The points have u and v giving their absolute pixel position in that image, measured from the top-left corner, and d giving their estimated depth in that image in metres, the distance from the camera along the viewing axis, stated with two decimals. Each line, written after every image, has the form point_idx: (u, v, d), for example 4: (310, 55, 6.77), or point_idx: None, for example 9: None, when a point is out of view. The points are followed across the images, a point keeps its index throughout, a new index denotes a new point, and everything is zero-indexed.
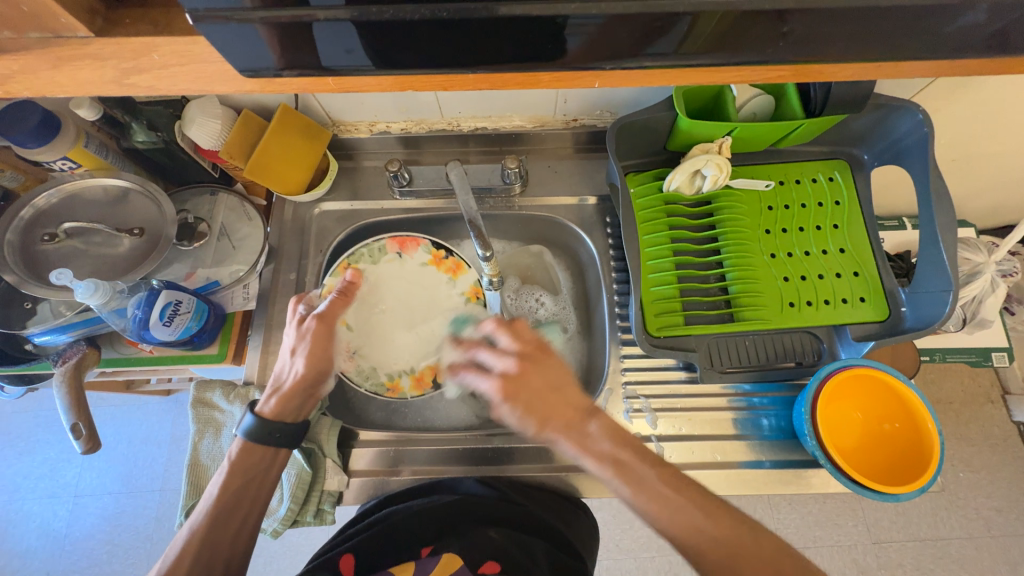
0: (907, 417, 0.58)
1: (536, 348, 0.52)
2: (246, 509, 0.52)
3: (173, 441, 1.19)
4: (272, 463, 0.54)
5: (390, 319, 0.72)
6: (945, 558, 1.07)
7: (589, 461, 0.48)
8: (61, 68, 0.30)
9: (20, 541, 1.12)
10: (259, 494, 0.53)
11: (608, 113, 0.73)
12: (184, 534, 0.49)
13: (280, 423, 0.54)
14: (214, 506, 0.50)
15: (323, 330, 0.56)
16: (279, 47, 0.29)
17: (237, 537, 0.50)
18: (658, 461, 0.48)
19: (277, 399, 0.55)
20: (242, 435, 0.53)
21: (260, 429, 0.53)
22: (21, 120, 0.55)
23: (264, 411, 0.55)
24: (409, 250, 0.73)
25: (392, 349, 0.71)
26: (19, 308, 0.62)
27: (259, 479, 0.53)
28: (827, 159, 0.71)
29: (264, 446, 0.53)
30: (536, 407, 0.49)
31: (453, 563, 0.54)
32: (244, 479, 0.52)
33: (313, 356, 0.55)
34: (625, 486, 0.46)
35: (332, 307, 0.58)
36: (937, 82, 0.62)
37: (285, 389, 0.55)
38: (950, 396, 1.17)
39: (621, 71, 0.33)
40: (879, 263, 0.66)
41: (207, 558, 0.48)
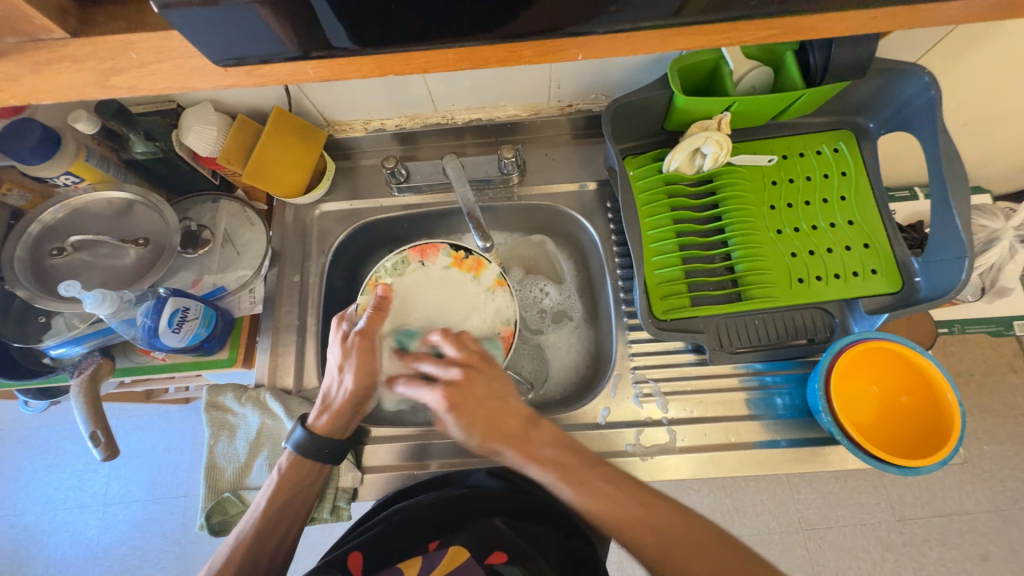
0: (921, 388, 0.57)
1: (478, 357, 0.56)
2: (288, 524, 0.54)
3: (195, 447, 1.22)
4: (317, 479, 0.56)
5: (428, 327, 0.66)
6: (972, 532, 1.05)
7: (534, 468, 0.49)
8: (42, 73, 0.31)
9: (55, 551, 1.16)
10: (300, 511, 0.55)
11: (603, 96, 0.72)
12: (226, 545, 0.51)
13: (330, 440, 0.56)
14: (260, 520, 0.53)
15: (366, 346, 0.57)
16: (248, 35, 0.28)
17: (280, 545, 0.53)
18: (603, 465, 0.50)
19: (328, 415, 0.57)
20: (292, 448, 0.55)
21: (308, 444, 0.55)
22: (23, 138, 0.56)
23: (316, 427, 0.56)
24: (430, 257, 0.70)
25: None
26: (35, 323, 0.64)
27: (302, 495, 0.55)
28: (831, 129, 0.69)
29: (314, 460, 0.55)
30: (480, 419, 0.51)
31: (458, 557, 0.54)
32: (288, 494, 0.54)
33: (360, 371, 0.56)
34: (568, 488, 0.48)
35: (371, 323, 0.58)
36: (942, 41, 0.60)
37: (334, 406, 0.57)
38: (971, 367, 1.15)
39: (604, 38, 0.32)
40: (889, 234, 0.64)
41: (251, 565, 0.50)
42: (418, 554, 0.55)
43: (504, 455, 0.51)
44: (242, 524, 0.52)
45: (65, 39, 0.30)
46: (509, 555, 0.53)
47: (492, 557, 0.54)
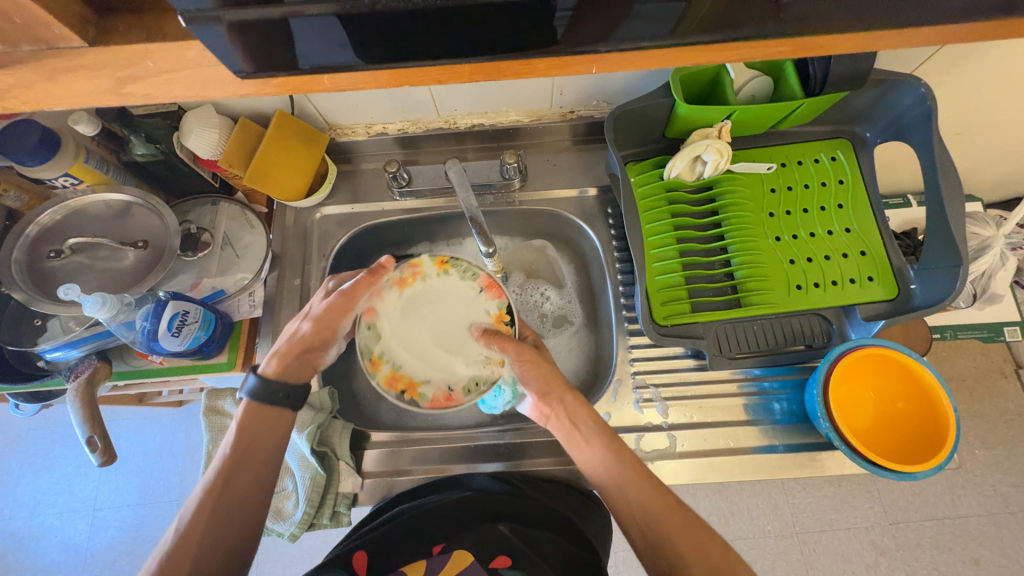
0: (918, 394, 0.58)
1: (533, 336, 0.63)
2: (257, 467, 0.51)
3: (188, 451, 1.21)
4: (280, 420, 0.53)
5: (429, 319, 0.57)
6: (964, 535, 1.07)
7: (558, 423, 0.55)
8: (57, 80, 0.31)
9: (43, 556, 1.14)
10: (268, 456, 0.52)
11: (604, 103, 0.72)
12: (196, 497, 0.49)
13: (280, 381, 0.53)
14: (222, 468, 0.49)
15: (339, 305, 0.55)
16: (266, 46, 0.29)
17: (249, 494, 0.50)
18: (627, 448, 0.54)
19: (279, 358, 0.54)
20: (247, 396, 0.52)
21: (262, 389, 0.53)
22: (22, 139, 0.55)
23: (265, 372, 0.54)
24: (490, 289, 0.58)
25: (407, 327, 0.57)
26: (30, 325, 0.63)
27: (267, 443, 0.52)
28: (828, 138, 0.70)
29: (270, 405, 0.53)
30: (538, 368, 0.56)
31: (463, 560, 0.52)
32: (251, 441, 0.51)
33: (320, 323, 0.55)
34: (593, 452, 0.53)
35: (355, 288, 0.55)
36: (937, 55, 0.61)
37: (289, 347, 0.55)
38: (962, 372, 1.16)
39: (616, 53, 0.32)
40: (885, 241, 0.65)
41: (223, 515, 0.48)
42: (423, 557, 0.53)
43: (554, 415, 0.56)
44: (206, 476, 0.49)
45: (83, 48, 0.30)
46: (513, 560, 0.51)
47: (495, 561, 0.52)
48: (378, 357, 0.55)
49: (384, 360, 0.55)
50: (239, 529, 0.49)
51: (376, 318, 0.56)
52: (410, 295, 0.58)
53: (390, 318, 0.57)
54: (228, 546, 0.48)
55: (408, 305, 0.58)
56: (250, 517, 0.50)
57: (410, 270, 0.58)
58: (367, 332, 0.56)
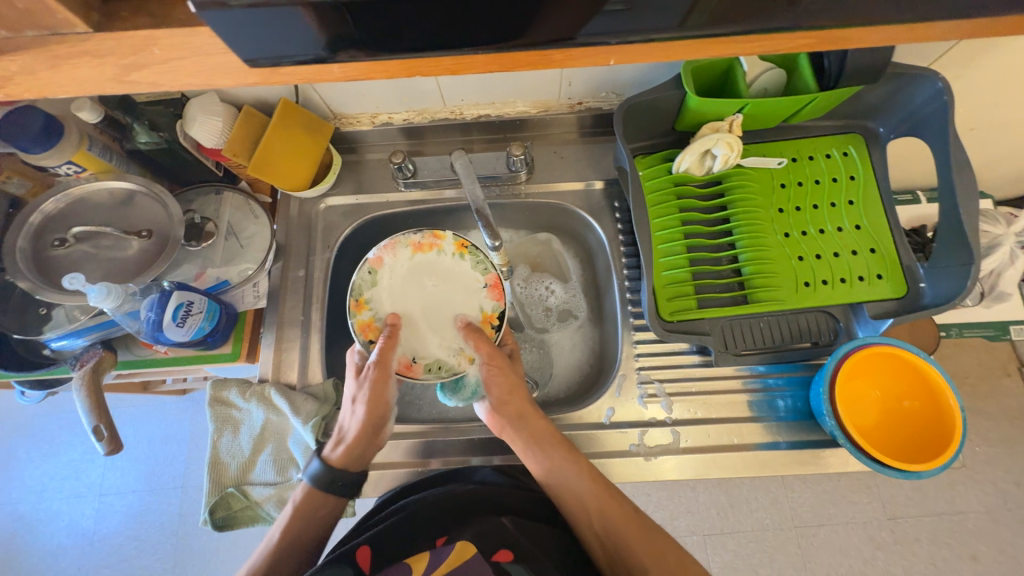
0: (924, 393, 0.58)
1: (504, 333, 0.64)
2: (300, 554, 0.53)
3: (192, 439, 1.22)
4: (329, 508, 0.55)
5: (423, 289, 0.64)
6: (962, 531, 1.07)
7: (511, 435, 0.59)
8: (61, 67, 0.30)
9: (51, 540, 1.16)
10: (311, 540, 0.54)
11: (613, 95, 0.71)
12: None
13: (345, 472, 0.55)
14: (270, 552, 0.53)
15: (377, 377, 0.56)
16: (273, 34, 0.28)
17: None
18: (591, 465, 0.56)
19: (343, 447, 0.56)
20: (309, 481, 0.55)
21: (324, 477, 0.54)
22: (24, 126, 0.55)
23: (332, 460, 0.56)
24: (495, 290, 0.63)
25: (399, 287, 0.63)
26: (35, 314, 0.63)
27: (316, 526, 0.54)
28: (841, 133, 0.69)
29: (328, 493, 0.54)
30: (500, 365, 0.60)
31: (465, 553, 0.50)
32: (300, 525, 0.54)
33: (373, 403, 0.56)
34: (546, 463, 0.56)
35: (385, 352, 0.57)
36: (955, 49, 0.60)
37: (349, 437, 0.56)
38: (966, 370, 1.16)
39: (631, 45, 0.32)
40: (895, 239, 0.64)
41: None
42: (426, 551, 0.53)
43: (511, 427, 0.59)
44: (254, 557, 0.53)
45: (87, 34, 0.30)
46: (516, 554, 0.51)
47: (498, 554, 0.51)
48: (366, 303, 0.62)
49: (368, 309, 0.62)
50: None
51: (380, 267, 0.63)
52: (420, 261, 0.64)
53: (391, 274, 0.63)
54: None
55: (414, 268, 0.64)
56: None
57: (429, 240, 0.64)
58: (368, 279, 0.62)
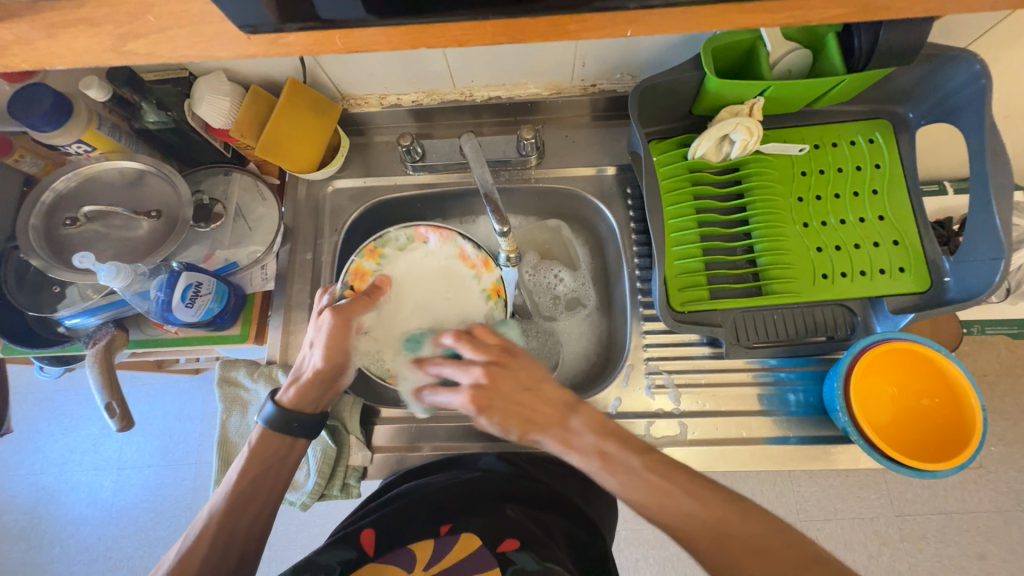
0: (946, 391, 0.56)
1: (502, 352, 0.53)
2: (263, 497, 0.51)
3: (204, 417, 1.25)
4: (290, 452, 0.54)
5: (433, 288, 0.69)
6: (972, 530, 1.06)
7: (576, 457, 0.48)
8: (58, 36, 0.30)
9: (71, 510, 1.20)
10: (275, 485, 0.52)
11: (629, 77, 0.69)
12: (202, 518, 0.50)
13: (300, 414, 0.54)
14: (231, 493, 0.50)
15: (339, 323, 0.54)
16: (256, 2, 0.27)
17: (256, 519, 0.51)
18: (644, 448, 0.48)
19: (296, 389, 0.54)
20: (264, 422, 0.53)
21: (278, 418, 0.53)
22: (34, 104, 0.55)
23: (284, 400, 0.54)
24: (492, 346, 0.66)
25: (420, 266, 0.69)
26: (48, 292, 0.64)
27: (277, 469, 0.53)
28: (867, 118, 0.66)
29: (282, 434, 0.53)
30: (513, 415, 0.50)
31: (471, 543, 0.54)
32: (261, 468, 0.52)
33: (331, 350, 0.54)
34: (611, 478, 0.47)
35: (353, 305, 0.57)
36: (995, 28, 0.56)
37: (303, 379, 0.54)
38: (984, 368, 1.13)
39: (649, 12, 0.30)
40: (921, 231, 0.62)
41: (224, 540, 0.49)
42: (430, 538, 0.55)
43: (543, 444, 0.50)
44: (213, 501, 0.50)
45: (81, 0, 0.30)
46: (521, 543, 0.54)
47: (503, 544, 0.54)
48: (379, 255, 0.67)
49: (376, 261, 0.67)
50: (239, 549, 0.49)
51: (419, 241, 0.69)
52: (453, 266, 0.70)
53: (423, 254, 0.70)
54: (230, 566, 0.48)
55: (445, 268, 0.69)
56: (249, 546, 0.50)
57: (479, 262, 0.68)
58: (401, 241, 0.68)
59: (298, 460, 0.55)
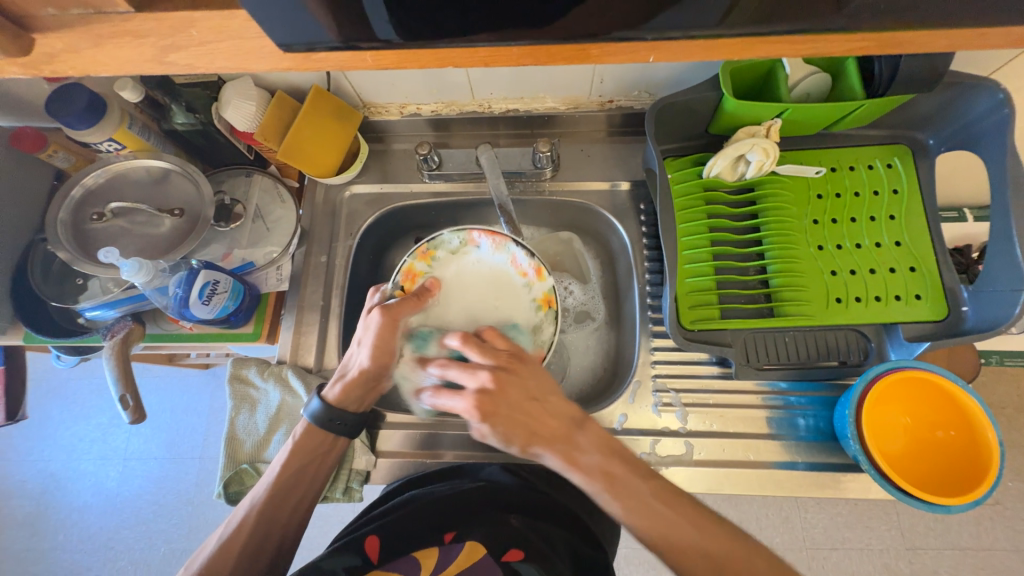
0: (962, 423, 0.55)
1: (510, 358, 0.53)
2: (304, 488, 0.54)
3: (212, 412, 1.26)
4: (332, 447, 0.56)
5: (482, 294, 0.67)
6: (987, 568, 1.02)
7: (578, 475, 0.48)
8: (104, 45, 0.31)
9: (77, 498, 1.22)
10: (317, 476, 0.55)
11: (646, 94, 0.69)
12: (242, 510, 0.51)
13: (342, 411, 0.55)
14: (275, 484, 0.52)
15: (387, 324, 0.54)
16: (290, 18, 0.28)
17: (294, 513, 0.53)
18: (650, 474, 0.48)
19: (342, 386, 0.55)
20: (309, 418, 0.54)
21: (323, 414, 0.54)
22: (70, 103, 0.57)
23: (330, 398, 0.55)
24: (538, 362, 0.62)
25: (470, 270, 0.68)
26: (71, 284, 0.66)
27: (318, 461, 0.55)
28: (885, 143, 0.65)
29: (325, 431, 0.54)
30: (518, 424, 0.49)
31: (475, 553, 0.54)
32: (305, 460, 0.54)
33: (378, 350, 0.54)
34: (614, 501, 0.47)
35: (401, 305, 0.56)
36: (1020, 58, 0.56)
37: (350, 377, 0.55)
38: (1003, 400, 1.10)
39: (671, 41, 0.31)
40: (939, 259, 0.61)
41: (266, 527, 0.51)
42: (434, 546, 0.54)
43: (545, 458, 0.50)
44: (257, 489, 0.52)
45: (129, 13, 0.31)
46: (524, 554, 0.53)
47: (508, 554, 0.53)
48: (431, 257, 0.67)
49: (427, 262, 0.67)
50: (279, 541, 0.51)
51: (471, 246, 0.68)
52: (505, 273, 0.68)
53: (474, 258, 0.68)
54: (270, 553, 0.50)
55: (497, 275, 0.68)
56: (286, 536, 0.52)
57: (533, 270, 0.66)
58: (454, 244, 0.68)
59: (338, 456, 0.57)
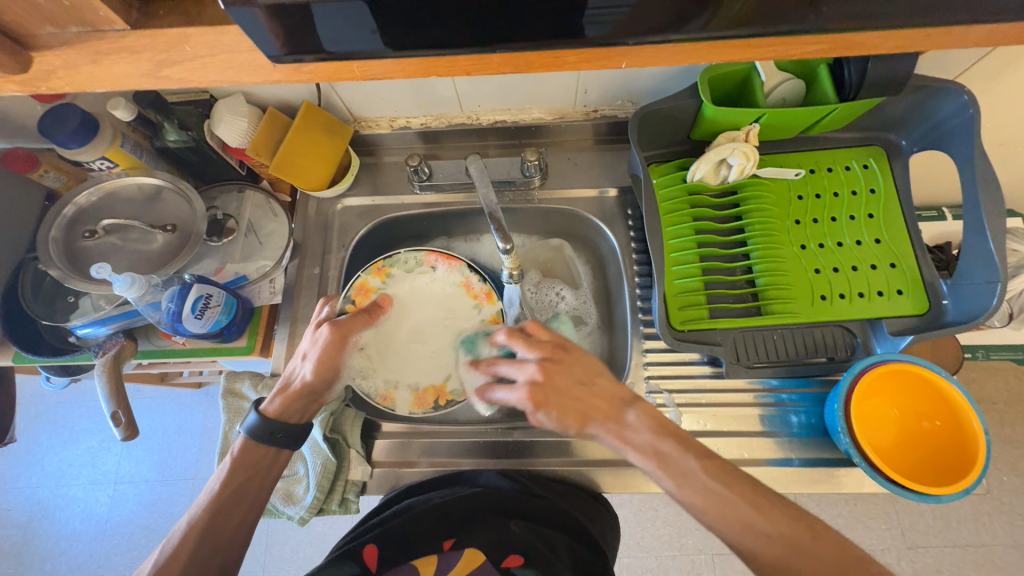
0: (948, 413, 0.56)
1: (555, 348, 0.53)
2: (246, 506, 0.51)
3: (205, 432, 1.24)
4: (273, 462, 0.54)
5: (434, 313, 0.68)
6: (987, 564, 1.02)
7: (633, 453, 0.48)
8: (101, 62, 0.32)
9: (66, 525, 1.19)
10: (258, 493, 0.52)
11: (629, 103, 0.71)
12: (181, 527, 0.49)
13: (282, 423, 0.54)
14: (211, 503, 0.50)
15: (334, 338, 0.55)
16: (282, 34, 0.29)
17: (237, 529, 0.50)
18: (704, 451, 0.47)
19: (283, 399, 0.54)
20: (246, 432, 0.53)
21: (261, 427, 0.53)
22: (64, 122, 0.57)
23: (268, 409, 0.54)
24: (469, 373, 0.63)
25: (423, 291, 0.69)
26: (63, 302, 0.66)
27: (260, 476, 0.52)
28: (861, 145, 0.68)
29: (264, 445, 0.53)
30: (569, 409, 0.51)
31: (475, 560, 0.55)
32: (246, 475, 0.51)
33: (322, 364, 0.54)
34: (668, 478, 0.46)
35: (352, 322, 0.58)
36: (982, 62, 0.58)
37: (291, 389, 0.55)
38: (993, 395, 1.11)
39: (646, 46, 0.32)
40: (918, 254, 0.62)
41: (206, 549, 0.48)
42: (434, 553, 0.56)
43: (601, 438, 0.51)
44: (194, 508, 0.50)
45: (125, 30, 0.32)
46: (524, 560, 0.54)
47: (507, 560, 0.55)
48: (386, 274, 0.68)
49: (381, 279, 0.68)
50: (222, 557, 0.48)
51: (427, 267, 0.70)
52: (456, 294, 0.69)
53: (430, 279, 0.69)
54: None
55: (448, 296, 0.69)
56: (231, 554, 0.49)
57: (483, 293, 0.68)
58: (410, 263, 0.69)
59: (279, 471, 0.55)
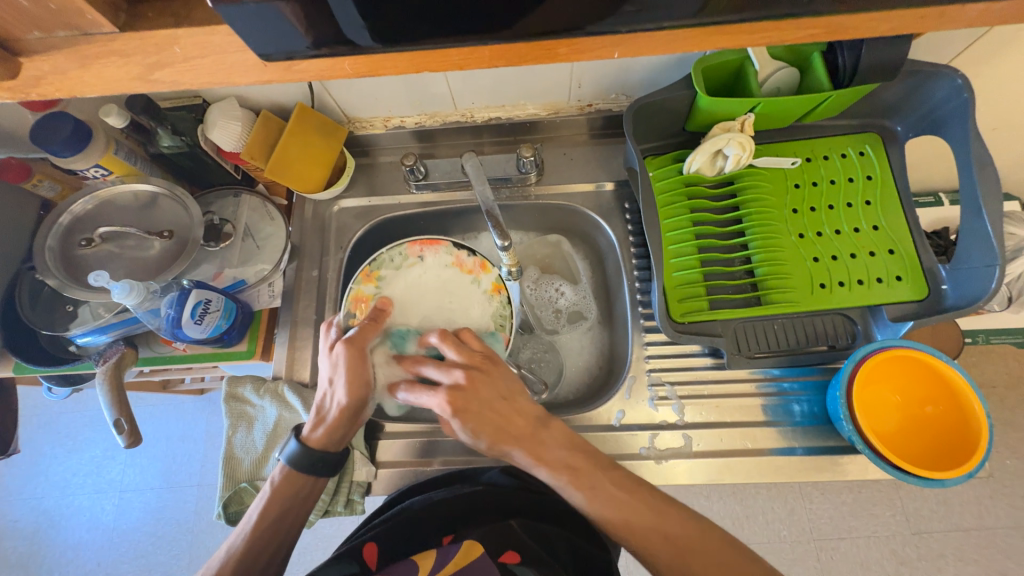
0: (946, 398, 0.56)
1: (483, 358, 0.54)
2: (279, 540, 0.52)
3: (208, 437, 1.24)
4: (311, 492, 0.54)
5: (437, 300, 0.66)
6: (991, 547, 1.03)
7: (545, 470, 0.50)
8: (90, 66, 0.32)
9: (72, 534, 1.19)
10: (296, 522, 0.53)
11: (624, 96, 0.71)
12: (217, 561, 0.50)
13: (324, 453, 0.53)
14: (248, 537, 0.51)
15: (355, 356, 0.54)
16: (273, 33, 0.29)
17: (270, 562, 0.51)
18: (611, 464, 0.50)
19: (323, 428, 0.54)
20: (287, 461, 0.53)
21: (302, 458, 0.53)
22: (56, 131, 0.57)
23: (309, 440, 0.54)
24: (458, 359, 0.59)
25: (419, 282, 0.66)
26: (62, 312, 0.65)
27: (295, 509, 0.53)
28: (856, 133, 0.68)
29: (308, 474, 0.53)
30: (487, 422, 0.51)
31: (474, 552, 0.53)
32: (281, 508, 0.52)
33: (351, 383, 0.53)
34: (579, 493, 0.48)
35: (363, 333, 0.56)
36: (975, 45, 0.58)
37: (329, 418, 0.54)
38: (993, 379, 1.12)
39: (640, 34, 0.32)
40: (916, 239, 0.63)
41: None
42: (433, 547, 0.54)
43: (515, 456, 0.51)
44: (231, 541, 0.51)
45: (113, 33, 0.32)
46: (522, 557, 0.53)
47: (504, 556, 0.53)
48: (376, 278, 0.65)
49: (374, 284, 0.65)
50: None
51: (414, 257, 0.67)
52: (452, 276, 0.67)
53: (421, 269, 0.67)
54: None
55: (445, 280, 0.67)
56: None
57: (474, 264, 0.67)
58: (396, 260, 0.66)
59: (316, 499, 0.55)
